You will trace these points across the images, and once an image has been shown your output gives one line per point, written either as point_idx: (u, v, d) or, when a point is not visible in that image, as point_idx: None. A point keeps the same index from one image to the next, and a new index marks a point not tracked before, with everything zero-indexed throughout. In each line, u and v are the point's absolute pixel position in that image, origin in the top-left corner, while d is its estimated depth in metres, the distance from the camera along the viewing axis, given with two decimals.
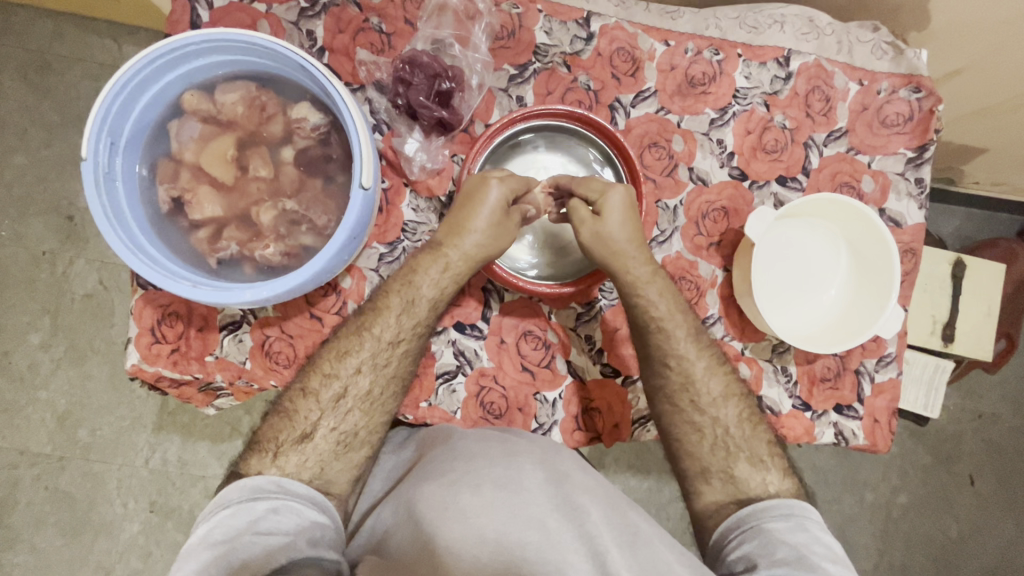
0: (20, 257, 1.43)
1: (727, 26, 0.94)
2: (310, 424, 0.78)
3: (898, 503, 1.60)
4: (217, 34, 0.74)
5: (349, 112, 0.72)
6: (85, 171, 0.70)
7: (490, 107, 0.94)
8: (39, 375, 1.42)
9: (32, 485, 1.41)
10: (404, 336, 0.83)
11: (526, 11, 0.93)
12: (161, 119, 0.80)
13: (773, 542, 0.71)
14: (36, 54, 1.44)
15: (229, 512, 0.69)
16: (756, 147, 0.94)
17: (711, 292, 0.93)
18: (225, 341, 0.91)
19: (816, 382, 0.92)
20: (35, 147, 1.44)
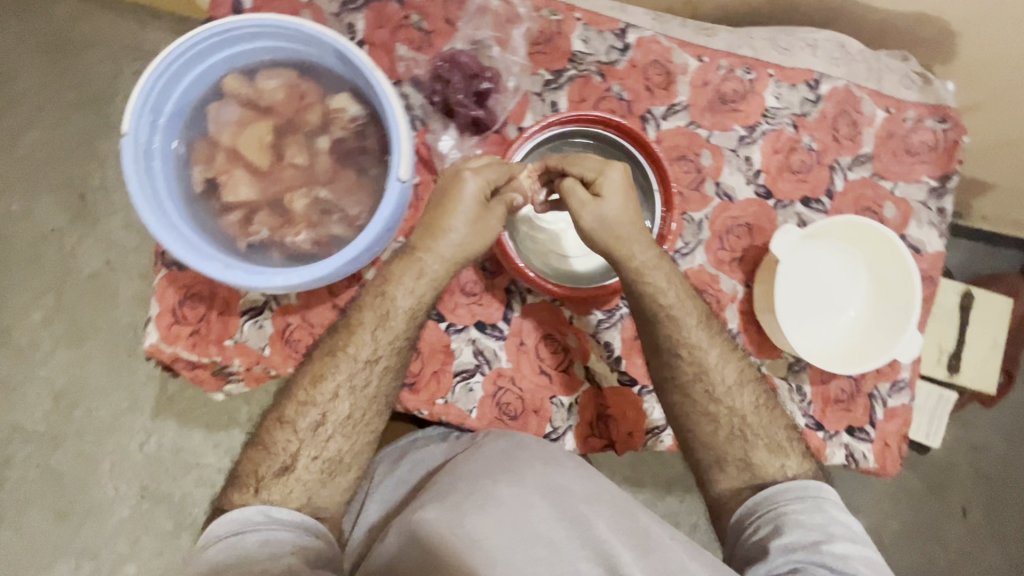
0: (27, 233, 1.41)
1: (761, 46, 0.95)
2: (290, 454, 0.80)
3: (890, 530, 1.60)
4: (266, 22, 0.75)
5: (391, 106, 0.73)
6: (125, 146, 0.71)
7: (523, 112, 0.94)
8: (38, 353, 1.40)
9: (25, 462, 1.40)
10: (380, 353, 0.81)
11: (565, 18, 0.94)
12: (199, 101, 0.80)
13: (790, 526, 0.76)
14: (57, 31, 1.43)
15: (223, 543, 0.72)
16: (782, 167, 0.94)
17: (731, 307, 0.93)
18: (245, 326, 0.91)
19: (829, 403, 0.93)
20: (50, 124, 1.42)
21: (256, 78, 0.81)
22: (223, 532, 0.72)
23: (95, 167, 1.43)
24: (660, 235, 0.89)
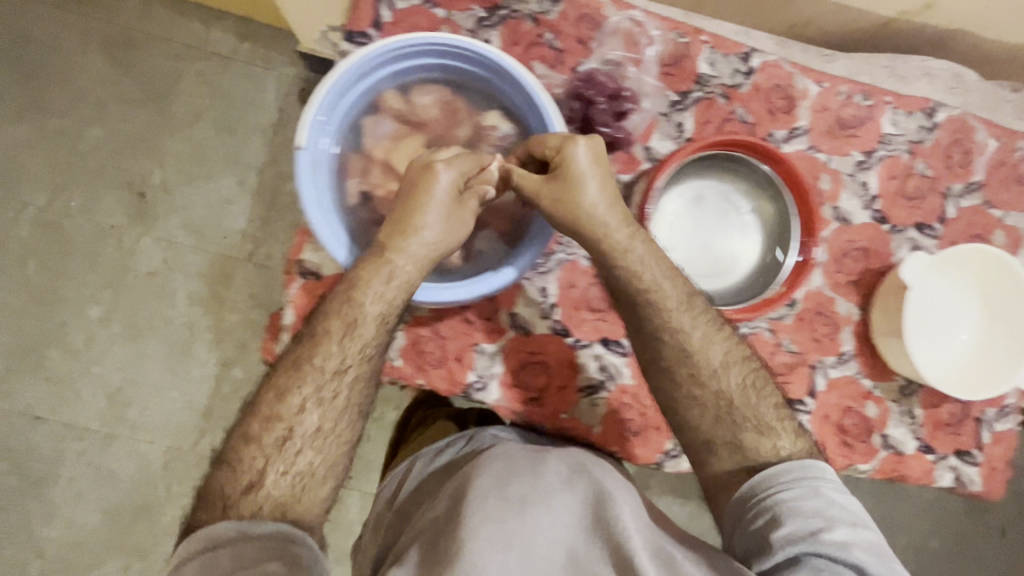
0: (86, 229, 1.40)
1: (879, 74, 0.99)
2: (257, 472, 0.73)
3: (930, 547, 1.55)
4: (444, 42, 0.90)
5: (547, 110, 0.88)
6: (302, 158, 0.83)
7: (650, 134, 0.98)
8: (95, 349, 1.40)
9: (76, 459, 1.39)
10: (346, 363, 0.78)
11: (691, 40, 0.98)
12: (356, 118, 0.94)
13: (787, 513, 0.70)
14: (123, 29, 1.42)
15: (197, 561, 0.65)
16: (896, 193, 0.99)
17: (846, 328, 0.97)
18: (398, 341, 1.02)
19: (939, 427, 0.99)
20: (112, 121, 1.42)
21: (412, 94, 0.95)
22: (200, 547, 0.66)
23: (156, 166, 1.42)
24: (805, 259, 0.93)
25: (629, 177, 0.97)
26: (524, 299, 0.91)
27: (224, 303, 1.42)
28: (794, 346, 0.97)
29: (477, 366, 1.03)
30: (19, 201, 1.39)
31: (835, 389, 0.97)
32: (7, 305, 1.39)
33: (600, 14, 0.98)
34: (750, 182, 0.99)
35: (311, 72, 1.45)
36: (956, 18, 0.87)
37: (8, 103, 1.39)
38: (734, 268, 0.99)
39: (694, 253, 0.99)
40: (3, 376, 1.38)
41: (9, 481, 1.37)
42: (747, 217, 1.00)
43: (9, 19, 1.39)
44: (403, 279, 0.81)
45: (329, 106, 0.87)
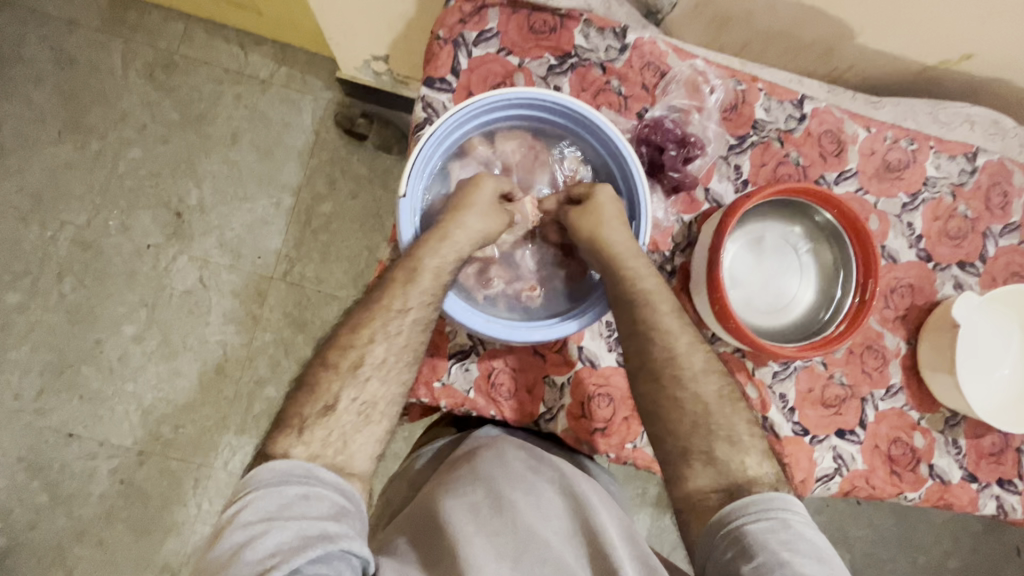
0: (123, 248, 1.39)
1: (923, 120, 0.86)
2: (331, 395, 0.64)
3: (950, 567, 1.48)
4: (531, 95, 0.75)
5: (640, 179, 0.76)
6: (405, 208, 0.71)
7: (709, 178, 0.83)
8: (129, 367, 1.37)
9: (108, 477, 1.34)
10: (411, 302, 0.68)
11: (749, 88, 0.84)
12: (444, 162, 0.79)
13: (757, 548, 0.56)
14: (164, 53, 1.43)
15: (258, 496, 0.56)
16: (941, 232, 0.85)
17: (894, 363, 0.82)
18: (452, 369, 0.79)
19: (982, 456, 0.83)
20: (152, 143, 1.42)
21: (495, 141, 0.81)
22: (259, 485, 0.56)
23: (194, 186, 1.42)
24: (862, 300, 0.76)
25: (691, 219, 0.82)
26: (595, 338, 0.82)
27: (259, 322, 1.40)
28: (844, 380, 0.81)
29: (548, 398, 0.80)
30: (58, 220, 1.39)
31: (882, 420, 0.81)
32: (42, 322, 1.36)
33: (662, 62, 0.83)
34: (825, 222, 0.81)
35: (348, 97, 1.46)
36: (1001, 68, 0.82)
37: (51, 125, 1.40)
38: (788, 315, 0.82)
39: (758, 297, 0.82)
40: (37, 394, 1.35)
41: (39, 497, 1.32)
42: (826, 257, 0.83)
43: (54, 45, 1.42)
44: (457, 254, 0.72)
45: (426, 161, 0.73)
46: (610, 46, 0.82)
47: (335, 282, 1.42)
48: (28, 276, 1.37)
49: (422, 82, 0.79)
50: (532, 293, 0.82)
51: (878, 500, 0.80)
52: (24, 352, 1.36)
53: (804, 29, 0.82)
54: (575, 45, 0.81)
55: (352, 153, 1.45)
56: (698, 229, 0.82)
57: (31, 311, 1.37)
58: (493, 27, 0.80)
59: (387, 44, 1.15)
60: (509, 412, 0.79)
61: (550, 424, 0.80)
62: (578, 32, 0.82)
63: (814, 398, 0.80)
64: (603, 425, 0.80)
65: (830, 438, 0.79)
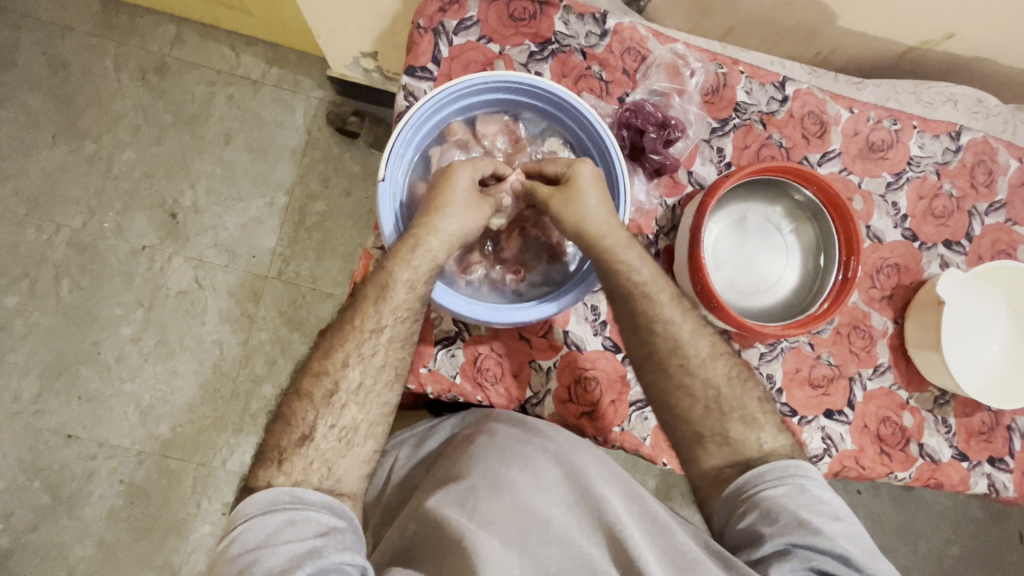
0: (119, 250, 1.40)
1: (906, 99, 0.87)
2: (308, 424, 0.65)
3: (951, 554, 1.48)
4: (506, 77, 0.75)
5: (619, 158, 0.76)
6: (383, 192, 0.71)
7: (693, 160, 0.83)
8: (126, 368, 1.38)
9: (108, 477, 1.35)
10: (384, 321, 0.68)
11: (730, 71, 0.84)
12: (424, 148, 0.79)
13: (776, 510, 0.60)
14: (156, 56, 1.44)
15: (248, 526, 0.57)
16: (926, 211, 0.85)
17: (881, 343, 0.82)
18: (438, 355, 0.79)
19: (972, 434, 0.83)
20: (146, 145, 1.43)
21: (475, 126, 0.81)
22: (246, 516, 0.58)
23: (188, 187, 1.43)
24: (845, 277, 0.76)
25: (674, 202, 0.82)
26: (581, 322, 0.82)
27: (254, 321, 1.40)
28: (831, 361, 0.81)
29: (534, 382, 0.80)
30: (54, 223, 1.40)
31: (871, 400, 0.81)
32: (39, 324, 1.37)
33: (643, 47, 0.83)
34: (806, 200, 0.81)
35: (340, 95, 1.47)
36: (981, 46, 0.82)
37: (45, 129, 1.41)
38: (772, 295, 0.82)
39: (742, 279, 0.81)
40: (36, 396, 1.36)
41: (39, 498, 1.33)
42: (808, 235, 0.83)
43: (47, 49, 1.43)
44: (430, 263, 0.71)
45: (405, 144, 0.73)
46: (591, 32, 0.82)
47: (329, 280, 1.42)
48: (25, 279, 1.38)
49: (404, 71, 0.79)
50: (516, 277, 0.82)
51: (869, 480, 0.80)
52: (22, 355, 1.36)
53: (784, 14, 0.83)
54: (556, 32, 0.82)
55: (344, 151, 1.46)
56: (681, 212, 0.82)
57: (28, 314, 1.38)
58: (473, 15, 0.81)
59: (374, 41, 1.16)
60: (496, 397, 0.80)
61: (538, 408, 0.80)
62: (558, 18, 0.82)
63: (801, 378, 0.79)
64: (590, 409, 0.80)
65: (819, 418, 0.79)
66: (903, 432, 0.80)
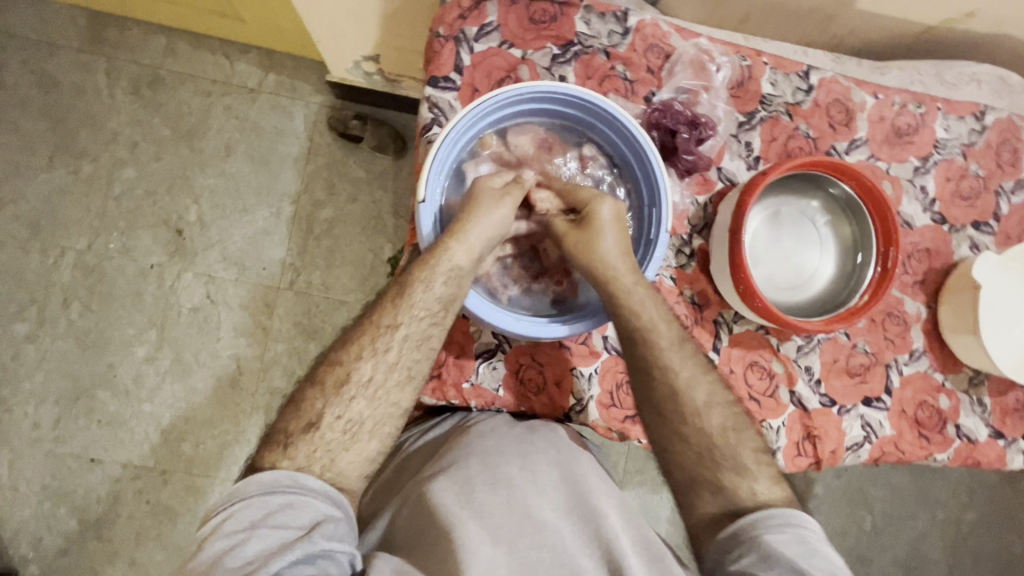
0: (127, 270, 1.36)
1: (930, 81, 0.88)
2: (315, 412, 0.63)
3: (967, 519, 1.47)
4: (541, 88, 0.74)
5: (655, 160, 0.75)
6: (426, 214, 0.71)
7: (722, 156, 0.84)
8: (144, 388, 1.33)
9: (134, 498, 1.30)
10: (401, 318, 0.66)
11: (753, 64, 0.85)
12: (459, 163, 0.78)
13: (774, 555, 0.59)
14: (148, 69, 1.40)
15: (244, 505, 0.56)
16: (954, 194, 0.88)
17: (915, 327, 0.86)
18: (480, 369, 0.79)
19: (1007, 413, 0.86)
20: (145, 161, 1.38)
21: (508, 137, 0.80)
22: (245, 495, 0.56)
23: (192, 202, 1.38)
24: (883, 269, 0.78)
25: (706, 199, 0.84)
26: None
27: (269, 334, 1.36)
28: (868, 349, 0.84)
29: (578, 390, 0.80)
30: (58, 246, 1.35)
31: (908, 384, 0.84)
32: (52, 350, 1.33)
33: (666, 43, 0.84)
34: (846, 193, 0.83)
35: (340, 100, 1.43)
36: (1002, 23, 0.82)
37: (41, 150, 1.36)
38: (809, 289, 0.84)
39: (779, 273, 0.84)
40: (55, 422, 1.31)
41: (68, 524, 1.29)
42: (844, 229, 0.85)
43: (36, 68, 1.37)
44: (448, 266, 0.69)
45: (443, 163, 0.73)
46: (613, 31, 0.83)
47: (342, 287, 1.39)
48: (35, 305, 1.33)
49: (426, 82, 0.79)
50: (558, 288, 0.82)
51: (908, 463, 0.83)
52: (38, 382, 1.31)
53: None
54: (577, 33, 0.82)
55: (348, 155, 1.42)
56: (714, 209, 0.83)
57: (40, 340, 1.32)
58: (492, 20, 0.80)
59: (374, 43, 1.13)
60: (542, 406, 0.80)
61: (581, 415, 0.81)
62: (578, 19, 0.82)
63: (839, 368, 0.83)
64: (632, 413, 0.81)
65: (858, 407, 0.82)
66: (938, 412, 0.84)
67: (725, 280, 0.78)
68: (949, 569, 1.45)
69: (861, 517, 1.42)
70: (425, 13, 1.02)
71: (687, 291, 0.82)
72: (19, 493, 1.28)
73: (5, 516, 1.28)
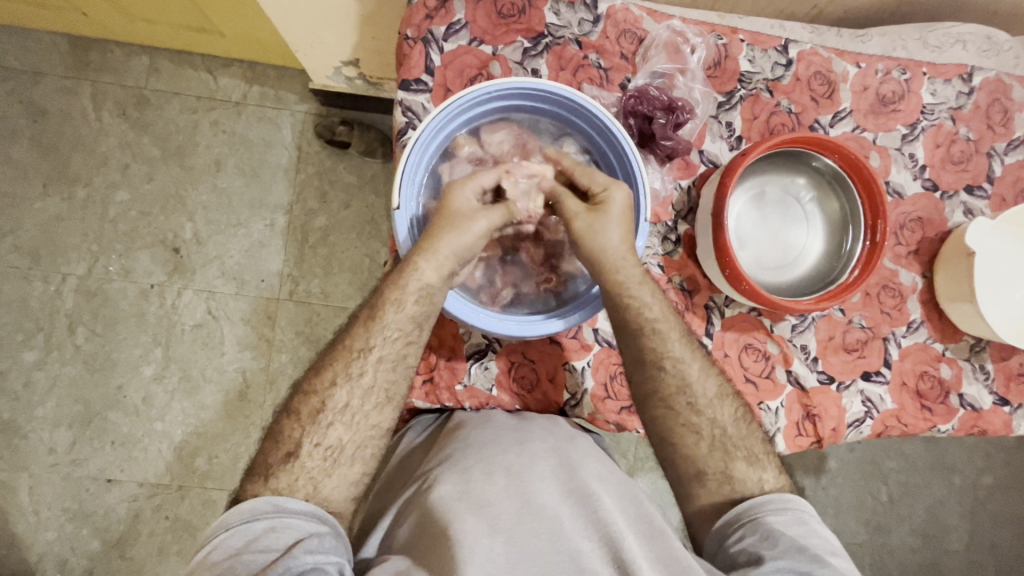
0: (129, 292, 1.36)
1: (913, 46, 0.87)
2: (293, 442, 0.64)
3: (985, 484, 1.45)
4: (513, 83, 0.74)
5: (631, 147, 0.74)
6: (400, 220, 0.71)
7: (703, 139, 0.83)
8: (154, 408, 1.34)
9: (154, 515, 1.31)
10: (373, 340, 0.67)
11: (729, 41, 0.84)
12: (433, 165, 0.77)
13: (776, 535, 0.61)
14: (133, 90, 1.40)
15: (228, 534, 0.57)
16: (945, 159, 0.86)
17: (912, 298, 0.85)
18: (473, 370, 0.80)
19: (1012, 378, 0.85)
20: (138, 182, 1.38)
21: (480, 136, 0.79)
22: (227, 524, 0.58)
23: (186, 220, 1.38)
24: (873, 243, 0.78)
25: (689, 183, 0.83)
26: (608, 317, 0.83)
27: (273, 345, 1.37)
28: (864, 323, 0.83)
29: (572, 384, 0.81)
30: (59, 273, 1.35)
31: (908, 356, 0.84)
32: (62, 375, 1.33)
33: (638, 27, 0.83)
34: (829, 167, 0.82)
35: (324, 107, 1.42)
36: None
37: (34, 180, 1.37)
38: (799, 269, 0.83)
39: (768, 253, 0.83)
40: (70, 446, 1.32)
41: (91, 544, 1.30)
42: (830, 204, 0.84)
43: (23, 98, 1.38)
44: (420, 284, 0.68)
45: (415, 166, 0.72)
46: (584, 19, 0.82)
47: (341, 294, 1.39)
48: (41, 332, 1.34)
49: (398, 86, 0.78)
50: (549, 284, 0.81)
51: (912, 436, 0.83)
52: (51, 408, 1.32)
53: None
54: (547, 24, 0.81)
55: (337, 161, 1.41)
56: (697, 193, 0.83)
57: (50, 366, 1.33)
58: (460, 18, 0.80)
59: (352, 47, 1.12)
60: (537, 403, 0.81)
61: (577, 410, 0.81)
62: (548, 10, 0.82)
63: (835, 345, 0.82)
64: (628, 403, 0.81)
65: (857, 382, 0.82)
66: (940, 383, 0.83)
67: (713, 265, 0.78)
68: (969, 535, 1.44)
69: (876, 489, 1.41)
70: (399, 14, 1.01)
71: (676, 277, 0.82)
72: (42, 517, 1.30)
73: (28, 542, 1.29)
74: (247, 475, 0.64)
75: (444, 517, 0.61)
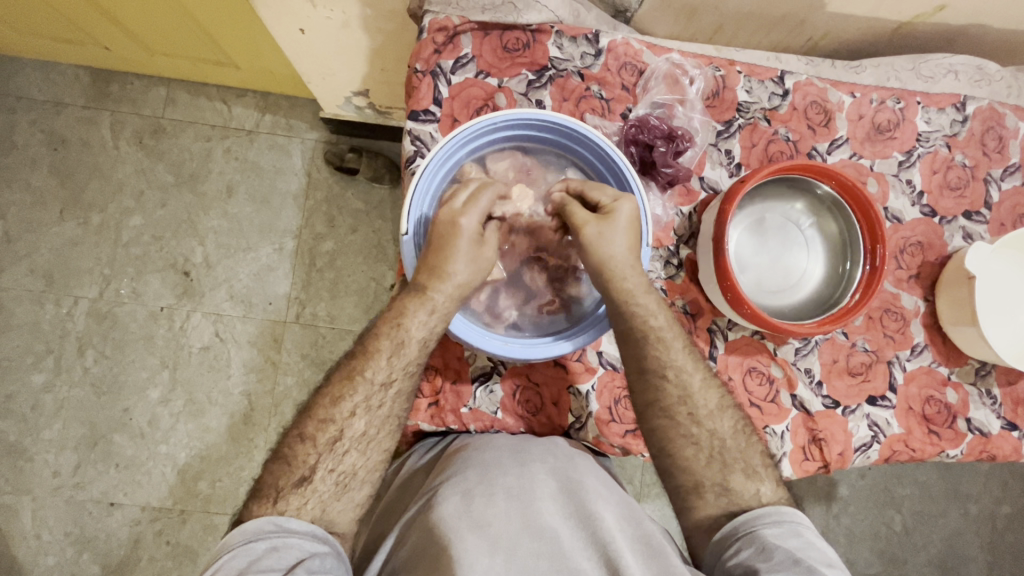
0: (138, 314, 1.38)
1: (906, 77, 0.88)
2: (307, 468, 0.64)
3: (1002, 514, 1.41)
4: (515, 114, 0.77)
5: (633, 178, 0.76)
6: (409, 247, 0.73)
7: (703, 166, 0.86)
8: (159, 430, 1.34)
9: (154, 541, 1.30)
10: (394, 375, 0.68)
11: (728, 73, 0.87)
12: (441, 191, 0.79)
13: (771, 547, 0.60)
14: (151, 119, 1.45)
15: (232, 555, 0.57)
16: (942, 185, 0.88)
17: (915, 322, 0.85)
18: (477, 392, 0.80)
19: (1019, 403, 0.85)
20: (151, 208, 1.42)
21: (487, 164, 0.81)
22: (230, 546, 0.57)
23: (197, 244, 1.41)
24: (873, 266, 0.78)
25: (690, 210, 0.85)
26: (613, 341, 0.84)
27: (279, 368, 1.37)
28: (868, 347, 0.83)
29: (577, 407, 0.81)
30: (71, 296, 1.38)
31: (913, 381, 0.83)
32: (70, 398, 1.34)
33: (638, 60, 0.86)
34: (826, 192, 0.84)
35: (334, 135, 1.46)
36: (974, 14, 0.82)
37: (52, 205, 1.40)
38: (799, 293, 0.84)
39: (768, 277, 0.84)
40: (74, 469, 1.32)
41: (91, 570, 1.29)
42: (827, 228, 0.85)
43: (44, 127, 1.43)
44: (432, 312, 0.69)
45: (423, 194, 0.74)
46: (586, 53, 0.85)
47: (347, 317, 1.41)
48: (51, 355, 1.35)
49: (407, 116, 0.82)
50: (553, 306, 0.83)
51: (920, 461, 0.82)
52: (56, 431, 1.33)
53: (770, 6, 0.82)
54: (551, 57, 0.84)
55: (346, 188, 1.45)
56: (698, 219, 0.84)
57: (58, 389, 1.34)
58: (467, 51, 0.83)
59: (362, 79, 1.16)
60: (541, 426, 0.81)
61: (581, 432, 0.81)
62: (551, 44, 0.84)
63: (839, 368, 0.82)
64: (633, 427, 0.81)
65: (862, 406, 0.82)
66: (947, 408, 0.83)
67: (715, 289, 0.79)
68: (988, 567, 1.40)
69: (890, 517, 1.37)
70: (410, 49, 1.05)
71: (679, 301, 0.83)
72: (42, 542, 1.29)
73: (29, 567, 1.28)
74: (252, 494, 0.64)
75: (445, 536, 0.60)
